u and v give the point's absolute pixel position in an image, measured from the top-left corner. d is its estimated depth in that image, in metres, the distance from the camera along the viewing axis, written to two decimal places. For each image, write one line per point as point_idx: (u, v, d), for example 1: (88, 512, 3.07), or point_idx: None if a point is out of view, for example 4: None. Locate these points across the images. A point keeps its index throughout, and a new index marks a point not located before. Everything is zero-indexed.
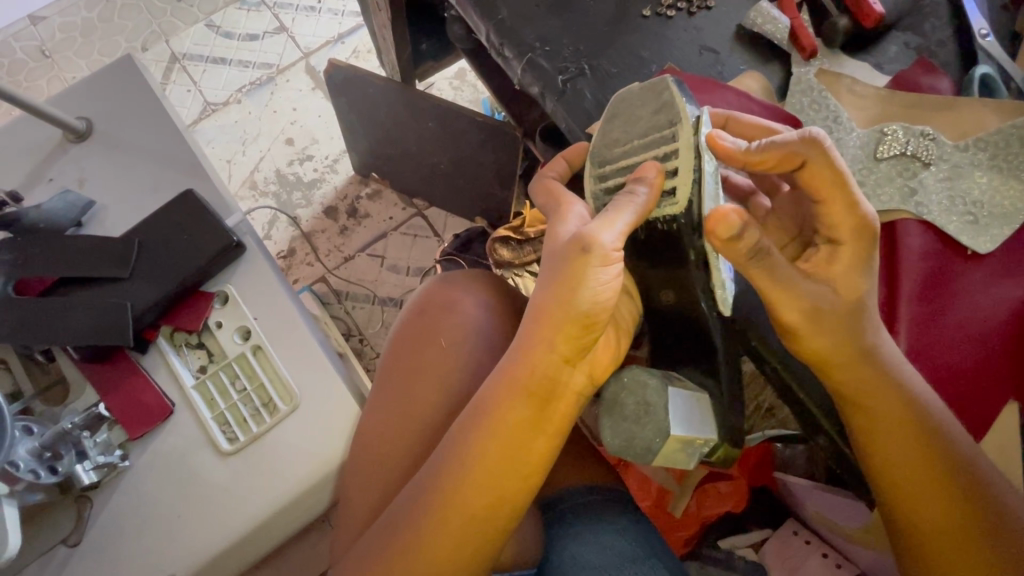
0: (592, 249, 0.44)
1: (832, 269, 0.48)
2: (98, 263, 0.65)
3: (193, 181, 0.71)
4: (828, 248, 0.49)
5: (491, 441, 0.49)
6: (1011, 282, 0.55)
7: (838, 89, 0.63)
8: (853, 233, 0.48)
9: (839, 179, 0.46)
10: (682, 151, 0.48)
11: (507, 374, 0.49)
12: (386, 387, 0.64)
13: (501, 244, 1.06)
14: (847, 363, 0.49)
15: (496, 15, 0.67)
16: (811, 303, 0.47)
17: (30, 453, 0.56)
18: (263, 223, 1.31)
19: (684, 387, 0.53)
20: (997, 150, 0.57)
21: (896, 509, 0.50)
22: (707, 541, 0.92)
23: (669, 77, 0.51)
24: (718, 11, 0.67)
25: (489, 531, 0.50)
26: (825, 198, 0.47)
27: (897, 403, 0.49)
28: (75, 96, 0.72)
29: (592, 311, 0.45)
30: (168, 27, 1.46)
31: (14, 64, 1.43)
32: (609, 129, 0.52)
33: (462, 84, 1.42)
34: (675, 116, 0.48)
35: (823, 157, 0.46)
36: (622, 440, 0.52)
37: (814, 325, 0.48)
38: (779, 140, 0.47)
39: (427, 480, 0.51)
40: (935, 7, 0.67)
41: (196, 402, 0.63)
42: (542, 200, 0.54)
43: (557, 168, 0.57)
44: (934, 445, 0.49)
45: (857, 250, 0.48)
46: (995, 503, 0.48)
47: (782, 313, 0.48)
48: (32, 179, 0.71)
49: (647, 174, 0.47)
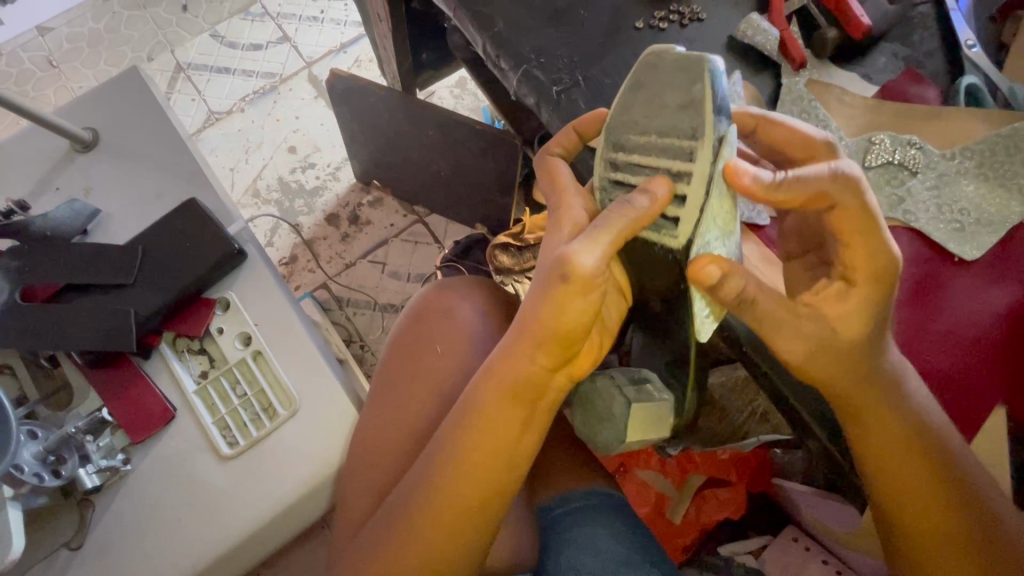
0: (573, 265, 0.44)
1: (834, 306, 0.47)
2: (103, 270, 0.66)
3: (196, 190, 0.72)
4: (837, 285, 0.48)
5: (482, 449, 0.50)
6: (1004, 287, 0.56)
7: (828, 99, 0.64)
8: (869, 276, 0.47)
9: (867, 219, 0.45)
10: (696, 176, 0.46)
11: (493, 382, 0.50)
12: (385, 388, 0.66)
13: (501, 251, 1.07)
14: (853, 378, 0.49)
15: (492, 28, 0.69)
16: (810, 347, 0.47)
17: (34, 456, 0.57)
18: (266, 230, 1.32)
19: (647, 396, 0.57)
20: (983, 159, 0.58)
21: (891, 514, 0.51)
22: (704, 548, 0.92)
23: (708, 59, 0.45)
24: (710, 23, 0.68)
25: (474, 529, 0.52)
26: (850, 237, 0.46)
27: (883, 408, 0.50)
28: (81, 107, 0.74)
29: (577, 325, 0.46)
30: (174, 37, 1.49)
31: (22, 74, 1.45)
32: (629, 105, 0.48)
33: (462, 92, 1.44)
34: (699, 128, 0.45)
35: (853, 194, 0.44)
36: (589, 430, 0.61)
37: (815, 354, 0.48)
38: (807, 178, 0.44)
39: (418, 487, 0.52)
40: (924, 18, 0.68)
41: (197, 407, 0.64)
42: (546, 181, 0.53)
43: (566, 141, 0.56)
44: (922, 455, 0.50)
45: (869, 292, 0.47)
46: (977, 499, 0.50)
47: (785, 349, 0.48)
48: (38, 188, 0.72)
49: (659, 196, 0.46)
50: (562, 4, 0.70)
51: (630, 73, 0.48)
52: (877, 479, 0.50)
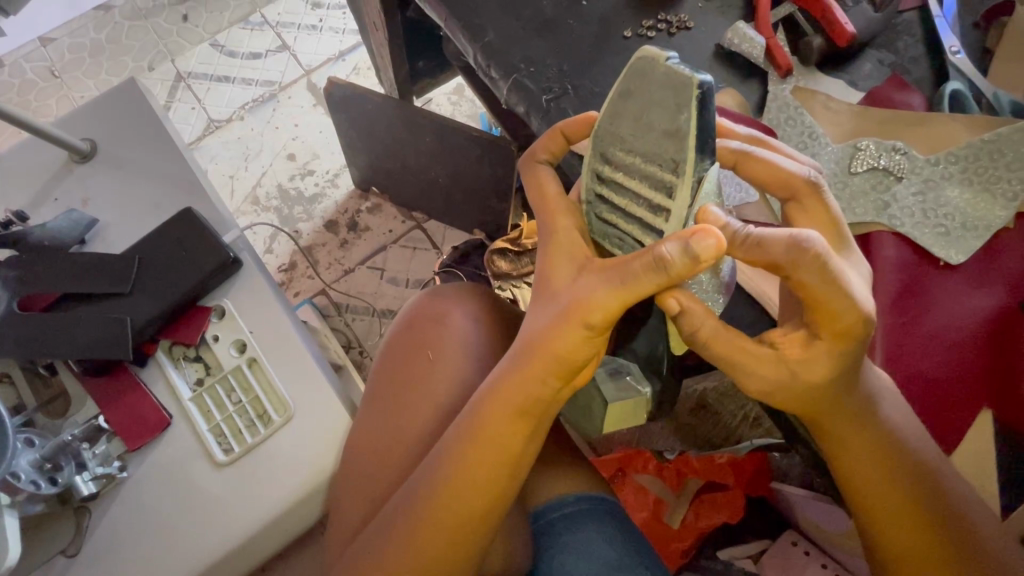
0: (581, 298, 0.46)
1: (796, 354, 0.46)
2: (100, 280, 0.67)
3: (192, 199, 0.73)
4: (803, 332, 0.46)
5: (479, 470, 0.51)
6: (986, 290, 0.57)
7: (814, 106, 0.64)
8: (834, 334, 0.44)
9: (834, 286, 0.42)
10: (673, 214, 0.46)
11: (495, 404, 0.51)
12: (372, 398, 0.66)
13: (498, 257, 1.08)
14: (828, 408, 0.48)
15: (483, 38, 0.70)
16: (768, 387, 0.47)
17: (31, 464, 0.58)
18: (265, 238, 1.33)
19: (624, 392, 0.59)
20: (968, 163, 0.59)
21: (871, 526, 0.51)
22: (703, 552, 0.90)
23: (699, 81, 0.42)
24: (698, 31, 0.69)
25: (476, 538, 0.53)
26: (816, 300, 0.43)
27: (859, 424, 0.49)
28: (80, 119, 0.75)
29: (578, 357, 0.48)
30: (175, 47, 1.51)
31: (24, 85, 1.47)
32: (617, 116, 0.46)
33: (459, 99, 1.45)
34: (681, 165, 0.44)
35: (813, 269, 0.42)
36: (573, 415, 0.66)
37: (784, 385, 0.47)
38: (768, 241, 0.42)
39: (407, 510, 0.53)
40: (909, 26, 0.69)
41: (193, 414, 0.65)
42: (534, 196, 0.52)
43: (554, 145, 0.53)
44: (904, 478, 0.50)
45: (833, 347, 0.45)
46: (951, 507, 0.50)
47: (747, 385, 0.47)
48: (38, 199, 0.73)
49: (701, 259, 0.41)
50: (552, 14, 0.71)
51: (619, 81, 0.45)
52: (861, 500, 0.50)
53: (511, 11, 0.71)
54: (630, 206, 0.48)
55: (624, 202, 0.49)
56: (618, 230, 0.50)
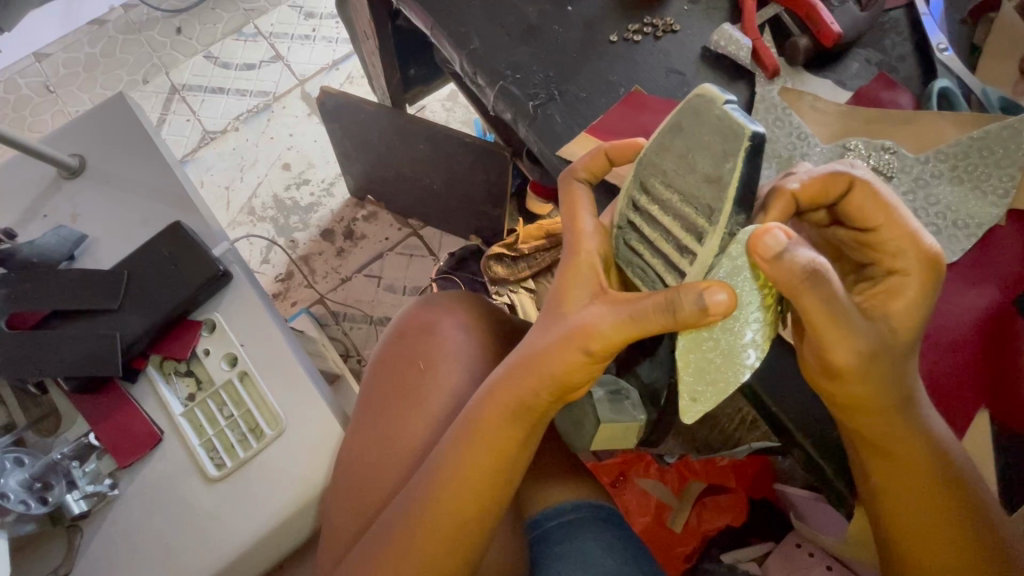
0: (587, 325, 0.45)
1: (890, 305, 0.45)
2: (87, 296, 0.67)
3: (180, 213, 0.73)
4: (891, 282, 0.45)
5: (472, 488, 0.51)
6: (979, 290, 0.58)
7: (801, 107, 0.64)
8: (916, 266, 0.45)
9: (884, 205, 0.44)
10: (698, 260, 0.44)
11: (484, 424, 0.51)
12: (388, 407, 0.64)
13: (495, 261, 1.07)
14: (874, 410, 0.48)
15: (468, 46, 0.70)
16: (868, 347, 0.44)
17: (21, 484, 0.59)
18: (260, 249, 1.33)
19: (619, 414, 0.59)
20: (957, 161, 0.59)
21: (890, 527, 0.51)
22: (708, 555, 0.88)
23: (752, 133, 0.40)
24: (684, 34, 0.69)
25: (451, 563, 0.52)
26: (879, 224, 0.45)
27: (907, 432, 0.49)
28: (68, 136, 0.75)
29: (570, 381, 0.48)
30: (169, 59, 1.51)
31: (19, 101, 1.47)
32: (664, 149, 0.44)
33: (453, 105, 1.45)
34: (714, 216, 0.42)
35: (864, 189, 0.44)
36: (567, 424, 0.65)
37: (866, 365, 0.45)
38: (815, 172, 0.45)
39: (399, 519, 0.53)
40: (895, 23, 0.70)
41: (185, 431, 0.64)
42: (564, 213, 0.51)
43: (596, 164, 0.51)
44: (945, 490, 0.49)
45: (922, 287, 0.45)
46: (990, 525, 0.50)
47: (832, 353, 0.44)
48: (26, 216, 0.73)
49: (711, 312, 0.40)
50: (537, 21, 0.70)
51: (673, 114, 0.43)
52: (900, 503, 0.50)
53: (496, 19, 0.71)
54: (659, 241, 0.47)
55: (653, 235, 0.47)
56: (641, 261, 0.49)
